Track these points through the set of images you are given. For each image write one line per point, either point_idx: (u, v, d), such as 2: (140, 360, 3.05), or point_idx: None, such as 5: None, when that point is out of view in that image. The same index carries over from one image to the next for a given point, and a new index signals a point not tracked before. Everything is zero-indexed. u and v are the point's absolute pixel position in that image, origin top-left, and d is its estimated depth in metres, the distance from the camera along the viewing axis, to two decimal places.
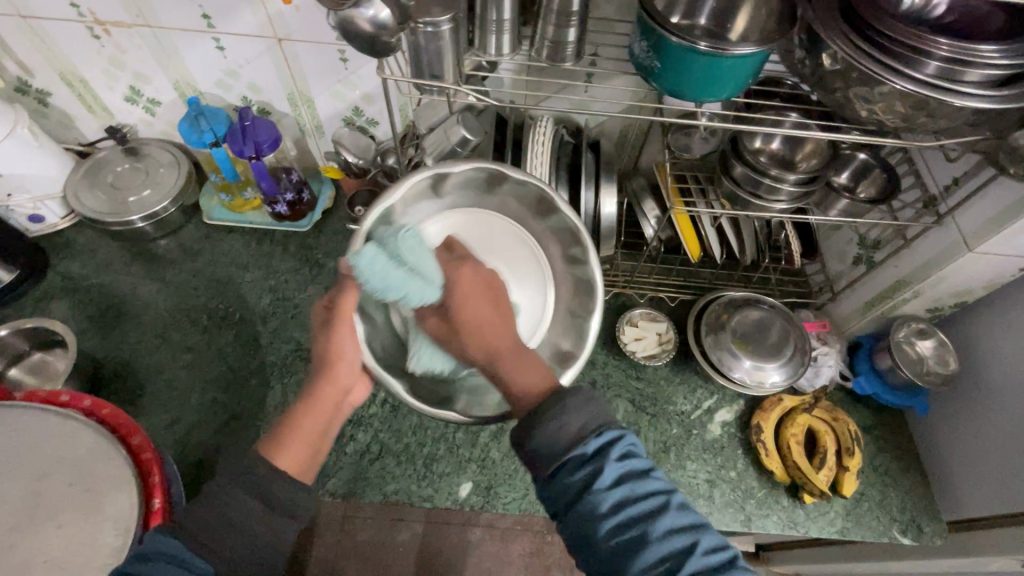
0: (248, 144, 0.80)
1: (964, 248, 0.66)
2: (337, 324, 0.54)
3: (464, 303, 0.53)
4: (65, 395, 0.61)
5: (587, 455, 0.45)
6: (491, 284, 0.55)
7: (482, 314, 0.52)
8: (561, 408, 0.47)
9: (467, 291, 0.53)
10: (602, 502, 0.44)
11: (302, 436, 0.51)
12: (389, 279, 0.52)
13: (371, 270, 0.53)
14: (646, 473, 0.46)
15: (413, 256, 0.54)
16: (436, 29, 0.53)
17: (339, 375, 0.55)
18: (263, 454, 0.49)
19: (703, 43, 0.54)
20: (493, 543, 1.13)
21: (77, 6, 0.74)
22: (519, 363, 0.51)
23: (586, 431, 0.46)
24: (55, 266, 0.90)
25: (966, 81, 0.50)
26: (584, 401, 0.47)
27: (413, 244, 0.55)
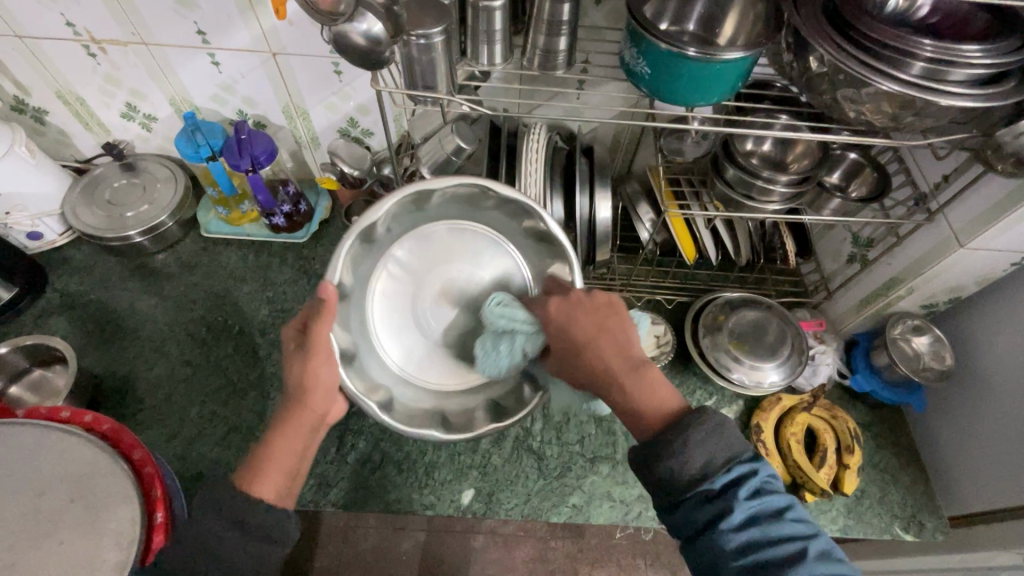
0: (244, 157, 0.81)
1: (955, 244, 0.66)
2: (310, 356, 0.56)
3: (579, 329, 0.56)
4: (66, 412, 0.61)
5: (715, 492, 0.45)
6: (608, 305, 0.57)
7: (599, 336, 0.55)
8: (684, 441, 0.46)
9: (578, 314, 0.56)
10: (730, 541, 0.43)
11: (278, 464, 0.54)
12: (501, 349, 0.62)
13: (484, 362, 0.63)
14: (779, 516, 0.44)
15: (506, 321, 0.61)
16: (429, 41, 0.53)
17: (311, 403, 0.57)
18: (238, 484, 0.52)
19: (693, 50, 0.55)
20: (498, 550, 1.14)
21: (72, 25, 0.75)
22: (646, 377, 0.53)
23: (713, 466, 0.45)
24: (53, 283, 0.90)
25: (952, 80, 0.51)
26: (709, 430, 0.47)
27: (502, 309, 0.61)
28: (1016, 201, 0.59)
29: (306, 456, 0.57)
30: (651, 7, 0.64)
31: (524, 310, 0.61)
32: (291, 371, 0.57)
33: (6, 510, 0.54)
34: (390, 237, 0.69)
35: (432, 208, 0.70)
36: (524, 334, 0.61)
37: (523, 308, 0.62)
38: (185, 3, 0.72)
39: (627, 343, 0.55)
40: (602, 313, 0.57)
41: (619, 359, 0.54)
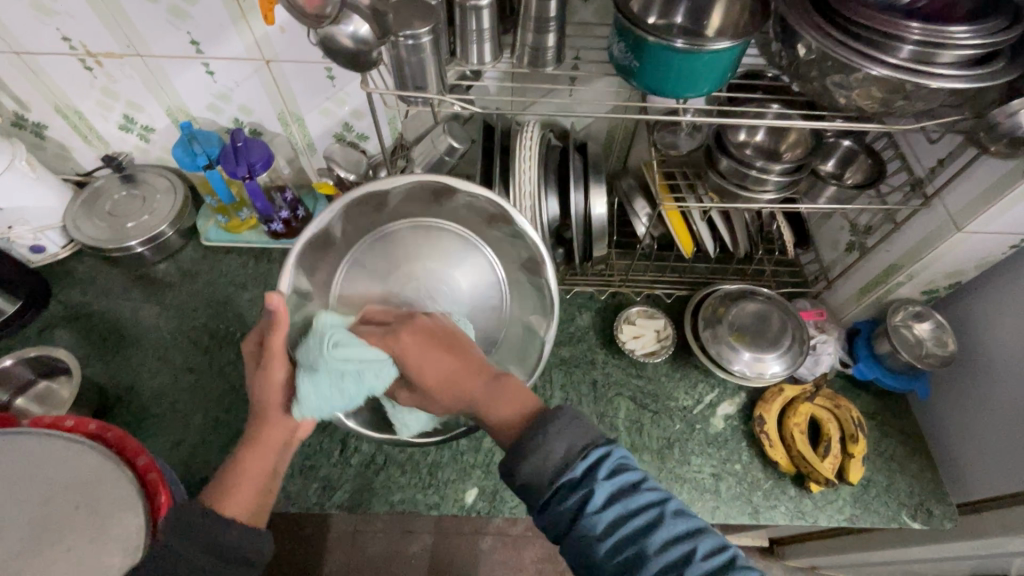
0: (241, 165, 0.81)
1: (953, 228, 0.66)
2: (272, 374, 0.55)
3: (421, 365, 0.52)
4: (70, 420, 0.62)
5: (576, 479, 0.45)
6: (443, 337, 0.53)
7: (445, 365, 0.52)
8: (542, 436, 0.46)
9: (414, 351, 0.52)
10: (597, 524, 0.44)
11: (246, 484, 0.55)
12: (346, 387, 0.52)
13: (320, 405, 0.52)
14: (637, 488, 0.45)
15: (348, 352, 0.51)
16: (417, 41, 0.54)
17: (277, 420, 0.57)
18: (207, 504, 0.54)
19: (680, 42, 0.55)
20: (505, 550, 1.31)
21: (68, 39, 0.76)
22: (497, 393, 0.52)
23: (571, 453, 0.46)
24: (57, 295, 0.91)
25: (941, 62, 0.51)
26: (561, 422, 0.47)
27: (335, 350, 0.50)
28: (1012, 181, 0.59)
29: (279, 471, 0.58)
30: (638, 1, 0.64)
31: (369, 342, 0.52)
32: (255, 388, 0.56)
33: (13, 519, 0.54)
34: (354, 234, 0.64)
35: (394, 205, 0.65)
36: (370, 369, 0.51)
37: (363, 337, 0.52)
38: (178, 14, 0.73)
39: (474, 364, 0.53)
40: (447, 342, 0.53)
41: (473, 379, 0.52)
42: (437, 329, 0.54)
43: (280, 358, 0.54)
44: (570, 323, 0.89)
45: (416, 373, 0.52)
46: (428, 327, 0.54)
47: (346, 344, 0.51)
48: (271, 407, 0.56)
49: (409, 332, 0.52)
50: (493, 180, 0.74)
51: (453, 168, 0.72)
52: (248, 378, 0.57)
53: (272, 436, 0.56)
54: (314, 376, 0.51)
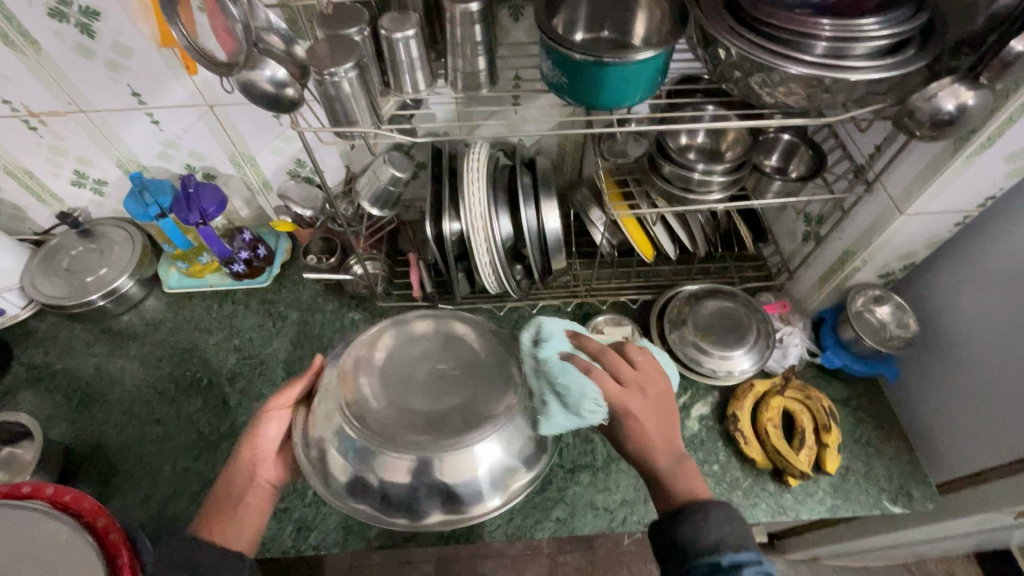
0: (193, 211, 0.82)
1: (896, 212, 0.67)
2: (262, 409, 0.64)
3: (648, 410, 0.57)
4: (28, 486, 0.60)
5: (719, 565, 0.48)
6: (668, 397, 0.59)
7: (657, 425, 0.57)
8: (704, 514, 0.51)
9: (651, 394, 0.58)
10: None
11: (226, 508, 0.60)
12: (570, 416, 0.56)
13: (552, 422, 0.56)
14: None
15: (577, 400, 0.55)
16: (344, 77, 0.54)
17: (258, 448, 0.63)
18: (194, 529, 0.58)
19: (605, 55, 0.56)
20: (505, 572, 1.29)
21: (9, 102, 0.76)
22: (674, 472, 0.56)
23: (722, 544, 0.50)
24: (19, 357, 0.90)
25: (855, 55, 0.52)
26: (725, 514, 0.52)
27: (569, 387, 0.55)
28: (946, 161, 0.60)
29: (260, 500, 0.62)
30: (564, 19, 0.65)
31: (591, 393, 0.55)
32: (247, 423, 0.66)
33: None
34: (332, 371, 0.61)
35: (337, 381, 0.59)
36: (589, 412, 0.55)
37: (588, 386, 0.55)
38: (116, 68, 0.73)
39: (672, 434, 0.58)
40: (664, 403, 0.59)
41: (665, 449, 0.57)
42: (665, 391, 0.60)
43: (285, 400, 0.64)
44: None
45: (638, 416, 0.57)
46: (664, 387, 0.60)
47: (563, 370, 0.56)
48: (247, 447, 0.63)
49: (650, 380, 0.58)
50: (443, 204, 0.75)
51: (401, 197, 0.72)
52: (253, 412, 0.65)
53: (245, 473, 0.62)
54: (546, 424, 0.56)
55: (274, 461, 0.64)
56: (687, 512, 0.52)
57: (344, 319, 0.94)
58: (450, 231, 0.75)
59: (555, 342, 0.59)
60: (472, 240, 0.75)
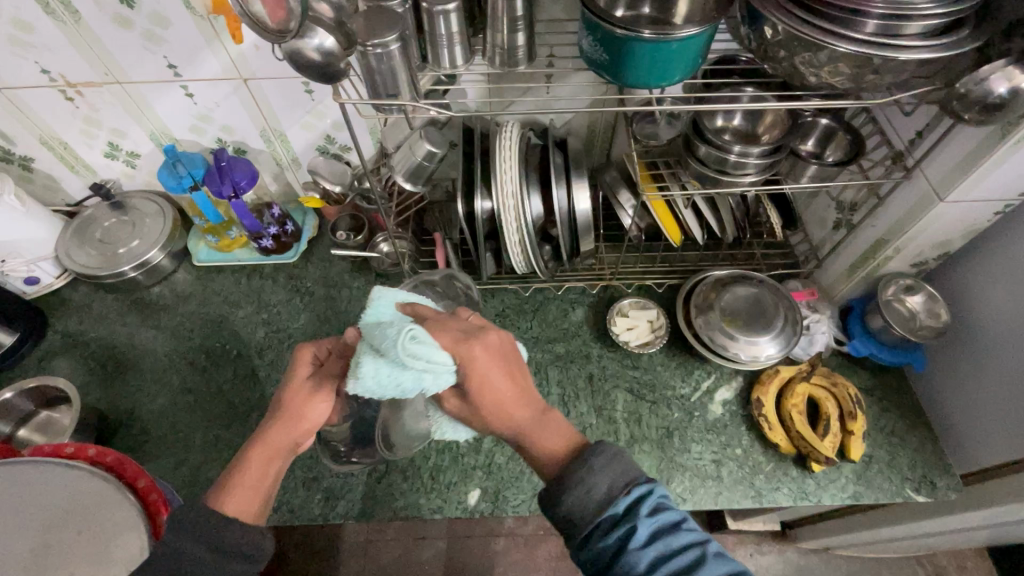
0: (226, 184, 0.83)
1: (935, 199, 0.66)
2: (312, 391, 0.59)
3: (480, 385, 0.52)
4: (71, 446, 0.62)
5: (617, 515, 0.47)
6: (510, 354, 0.54)
7: (504, 392, 0.53)
8: (586, 470, 0.49)
9: (482, 368, 0.51)
10: (638, 562, 0.45)
11: (252, 484, 0.55)
12: (401, 385, 0.48)
13: (374, 388, 0.48)
14: (678, 526, 0.46)
15: (416, 353, 0.47)
16: (386, 49, 0.55)
17: (300, 428, 0.59)
18: (211, 503, 0.53)
19: (647, 31, 0.55)
20: (518, 551, 1.32)
21: (48, 71, 0.77)
22: (542, 434, 0.54)
23: (613, 491, 0.48)
24: (54, 325, 0.92)
25: (907, 34, 0.51)
26: (606, 457, 0.50)
27: (410, 342, 0.47)
28: (990, 146, 0.59)
29: (278, 480, 0.59)
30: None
31: (435, 347, 0.49)
32: (279, 399, 0.59)
33: (18, 549, 0.55)
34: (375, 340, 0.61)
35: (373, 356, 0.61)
36: (433, 371, 0.48)
37: (430, 342, 0.48)
38: (153, 38, 0.74)
39: (527, 392, 0.54)
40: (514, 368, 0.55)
41: (528, 413, 0.54)
42: (507, 346, 0.54)
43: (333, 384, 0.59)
44: (564, 319, 0.89)
45: (479, 395, 0.52)
46: (504, 344, 0.53)
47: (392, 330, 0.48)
48: (289, 425, 0.58)
49: (472, 359, 0.50)
50: (475, 182, 0.75)
51: (434, 173, 0.72)
52: (289, 382, 0.61)
53: (283, 451, 0.58)
54: (373, 385, 0.48)
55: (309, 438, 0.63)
56: (573, 473, 0.49)
57: (369, 296, 0.95)
58: (482, 209, 0.75)
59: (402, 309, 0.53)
60: (503, 219, 0.75)
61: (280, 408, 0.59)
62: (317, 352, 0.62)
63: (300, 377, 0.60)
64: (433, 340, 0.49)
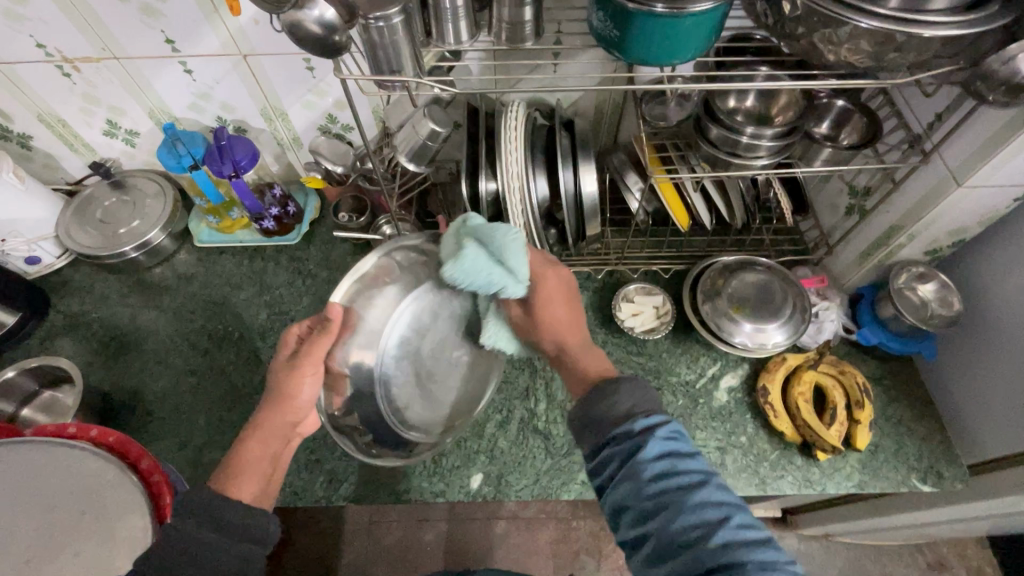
0: (226, 163, 0.81)
1: (953, 184, 0.64)
2: (296, 370, 0.58)
3: (547, 304, 0.63)
4: (72, 427, 0.61)
5: (632, 431, 0.50)
6: (570, 293, 0.65)
7: (563, 316, 0.64)
8: (613, 389, 0.53)
9: (549, 296, 0.64)
10: (645, 469, 0.47)
11: (251, 466, 0.57)
12: (489, 274, 0.60)
13: (467, 271, 0.60)
14: (688, 455, 0.49)
15: (513, 260, 0.60)
16: (389, 23, 0.53)
17: (290, 410, 0.59)
18: (215, 486, 0.55)
19: (659, 5, 0.53)
20: (520, 534, 1.33)
21: (43, 46, 0.75)
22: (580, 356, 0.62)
23: (635, 410, 0.51)
24: (56, 305, 0.91)
25: (932, 9, 0.49)
26: (632, 386, 0.53)
27: (505, 252, 0.60)
28: (1012, 130, 0.57)
29: (280, 461, 0.60)
30: None
31: (522, 259, 0.61)
32: (268, 383, 0.60)
33: (21, 527, 0.55)
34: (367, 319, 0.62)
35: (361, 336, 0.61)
36: (512, 279, 0.61)
37: (523, 256, 0.61)
38: (150, 12, 0.72)
39: (576, 321, 0.64)
40: (569, 298, 0.65)
41: (575, 335, 0.64)
42: (570, 285, 0.66)
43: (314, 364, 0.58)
44: None
45: (542, 311, 0.63)
46: (566, 281, 0.66)
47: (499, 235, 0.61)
48: (279, 408, 0.59)
49: (546, 279, 0.64)
50: (480, 163, 0.73)
51: (438, 153, 0.70)
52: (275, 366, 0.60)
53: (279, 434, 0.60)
54: (469, 265, 0.59)
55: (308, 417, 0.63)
56: (601, 389, 0.53)
57: None
58: (486, 190, 0.74)
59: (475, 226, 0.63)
60: (508, 202, 0.73)
61: (269, 392, 0.59)
62: (299, 331, 0.61)
63: (283, 358, 0.59)
64: (524, 249, 0.62)
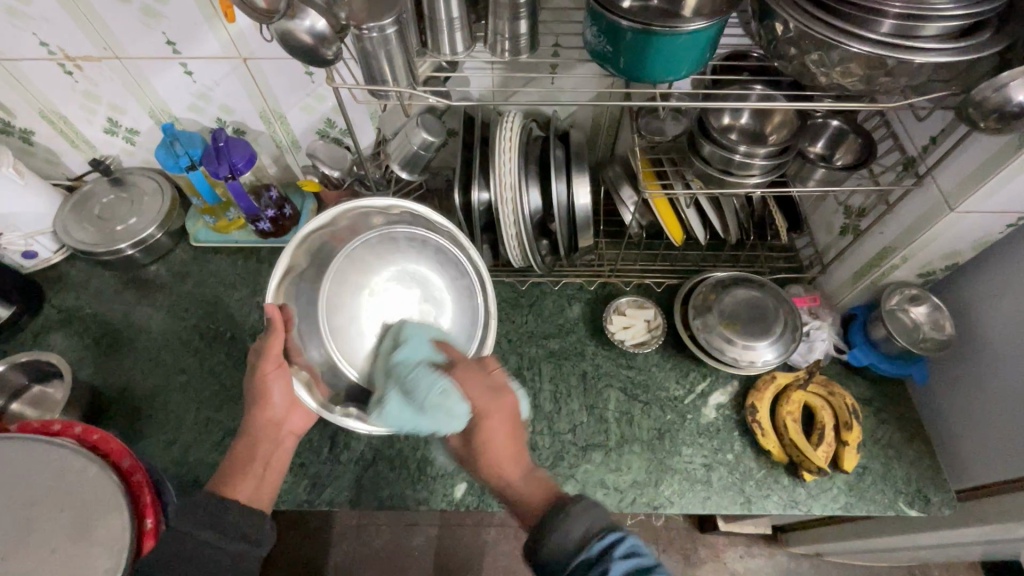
0: (223, 165, 0.81)
1: (946, 209, 0.64)
2: (260, 371, 0.62)
3: (489, 437, 0.60)
4: (56, 424, 0.62)
5: (592, 558, 0.48)
6: (514, 425, 0.61)
7: (501, 446, 0.60)
8: (562, 513, 0.51)
9: (495, 424, 0.60)
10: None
11: (243, 472, 0.62)
12: (421, 416, 0.56)
13: (395, 421, 0.57)
14: (652, 568, 0.47)
15: (438, 399, 0.55)
16: (383, 33, 0.54)
17: (268, 411, 0.64)
18: (213, 489, 0.60)
19: (653, 24, 0.53)
20: (508, 541, 1.32)
21: (46, 44, 0.76)
22: (519, 484, 0.59)
23: (588, 535, 0.50)
24: (51, 300, 0.92)
25: (924, 35, 0.49)
26: (582, 505, 0.52)
27: (441, 392, 0.56)
28: (1005, 156, 0.57)
29: (272, 460, 0.64)
30: None
31: (458, 400, 0.57)
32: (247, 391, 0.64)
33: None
34: (348, 268, 0.62)
35: (350, 272, 0.62)
36: (447, 420, 0.56)
37: (457, 395, 0.57)
38: (151, 14, 0.72)
39: (520, 452, 0.61)
40: (513, 431, 0.61)
41: (512, 464, 0.60)
42: (513, 415, 0.62)
43: (274, 363, 0.62)
44: (560, 315, 0.88)
45: (482, 446, 0.60)
46: (510, 411, 0.61)
47: (436, 386, 0.56)
48: (256, 414, 0.63)
49: (494, 411, 0.60)
50: (473, 173, 0.74)
51: (431, 162, 0.70)
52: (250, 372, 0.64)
53: (263, 435, 0.64)
54: (388, 418, 0.56)
55: (293, 412, 0.66)
56: (550, 520, 0.51)
57: None
58: (479, 200, 0.74)
59: (411, 345, 0.59)
60: (500, 213, 0.73)
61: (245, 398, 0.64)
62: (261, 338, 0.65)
63: (249, 364, 0.63)
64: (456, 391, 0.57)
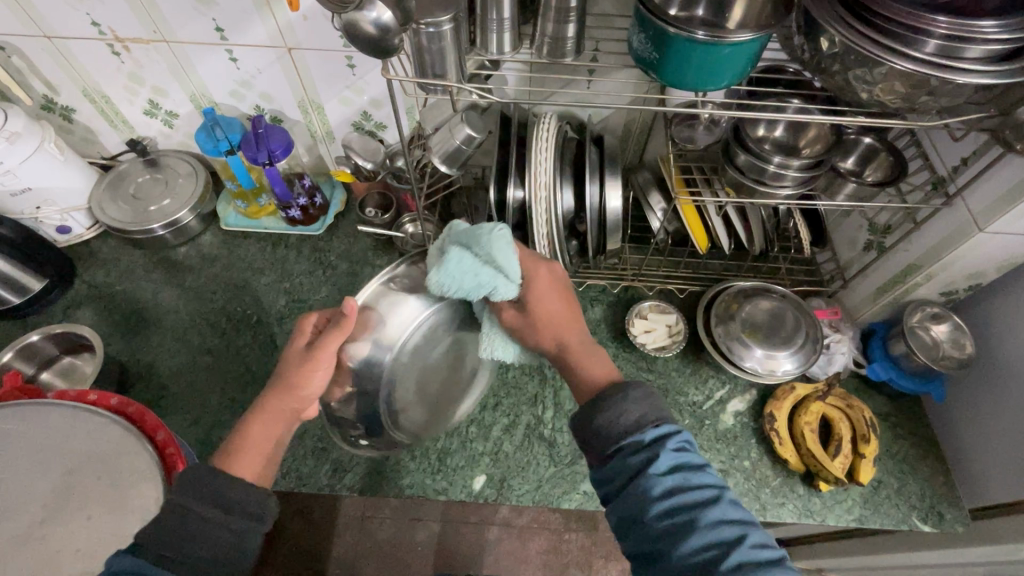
0: (262, 151, 0.83)
1: (974, 228, 0.65)
2: (310, 358, 0.58)
3: (540, 301, 0.62)
4: (93, 394, 0.63)
5: (644, 442, 0.48)
6: (566, 288, 0.64)
7: (558, 312, 0.62)
8: (621, 397, 0.51)
9: (540, 287, 0.62)
10: (655, 486, 0.46)
11: (256, 449, 0.56)
12: (479, 276, 0.61)
13: (455, 276, 0.61)
14: (700, 468, 0.47)
15: (506, 256, 0.61)
16: (438, 29, 0.56)
17: (296, 397, 0.59)
18: (220, 464, 0.54)
19: (700, 33, 0.55)
20: (510, 541, 1.32)
21: (98, 24, 0.78)
22: (579, 353, 0.60)
23: (643, 420, 0.49)
24: (82, 275, 0.93)
25: (968, 57, 0.50)
26: (637, 393, 0.51)
27: (503, 244, 0.61)
28: None
29: (281, 443, 0.59)
30: None
31: (519, 259, 0.62)
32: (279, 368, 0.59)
33: (37, 488, 0.56)
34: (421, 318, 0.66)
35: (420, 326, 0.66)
36: (507, 277, 0.61)
37: (518, 254, 0.62)
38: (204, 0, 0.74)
39: (575, 315, 0.63)
40: (563, 293, 0.63)
41: (573, 333, 0.61)
42: (559, 280, 0.64)
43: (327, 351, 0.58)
44: (582, 316, 0.89)
45: (539, 309, 0.62)
46: (556, 278, 0.64)
47: (494, 241, 0.61)
48: (287, 396, 0.58)
49: (538, 276, 0.63)
50: (510, 170, 0.75)
51: (471, 157, 0.72)
52: (291, 347, 0.60)
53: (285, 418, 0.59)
54: (446, 272, 0.61)
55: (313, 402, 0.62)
56: (605, 401, 0.51)
57: None
58: (513, 198, 0.75)
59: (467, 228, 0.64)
60: (533, 211, 0.74)
61: (280, 375, 0.59)
62: (316, 323, 0.61)
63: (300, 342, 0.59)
64: (514, 247, 0.62)
